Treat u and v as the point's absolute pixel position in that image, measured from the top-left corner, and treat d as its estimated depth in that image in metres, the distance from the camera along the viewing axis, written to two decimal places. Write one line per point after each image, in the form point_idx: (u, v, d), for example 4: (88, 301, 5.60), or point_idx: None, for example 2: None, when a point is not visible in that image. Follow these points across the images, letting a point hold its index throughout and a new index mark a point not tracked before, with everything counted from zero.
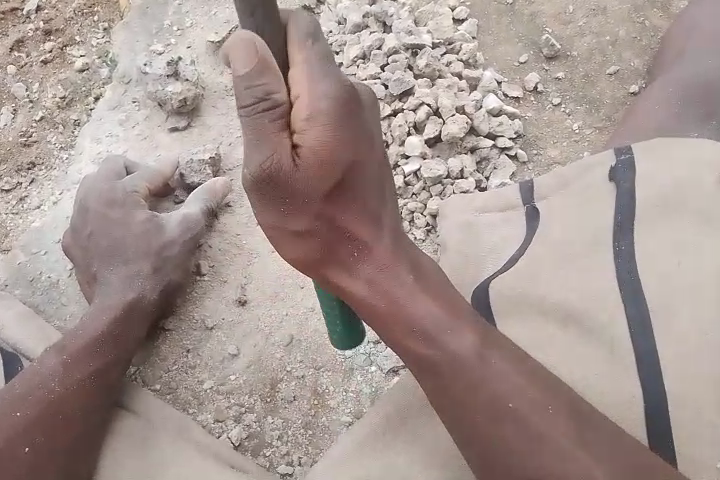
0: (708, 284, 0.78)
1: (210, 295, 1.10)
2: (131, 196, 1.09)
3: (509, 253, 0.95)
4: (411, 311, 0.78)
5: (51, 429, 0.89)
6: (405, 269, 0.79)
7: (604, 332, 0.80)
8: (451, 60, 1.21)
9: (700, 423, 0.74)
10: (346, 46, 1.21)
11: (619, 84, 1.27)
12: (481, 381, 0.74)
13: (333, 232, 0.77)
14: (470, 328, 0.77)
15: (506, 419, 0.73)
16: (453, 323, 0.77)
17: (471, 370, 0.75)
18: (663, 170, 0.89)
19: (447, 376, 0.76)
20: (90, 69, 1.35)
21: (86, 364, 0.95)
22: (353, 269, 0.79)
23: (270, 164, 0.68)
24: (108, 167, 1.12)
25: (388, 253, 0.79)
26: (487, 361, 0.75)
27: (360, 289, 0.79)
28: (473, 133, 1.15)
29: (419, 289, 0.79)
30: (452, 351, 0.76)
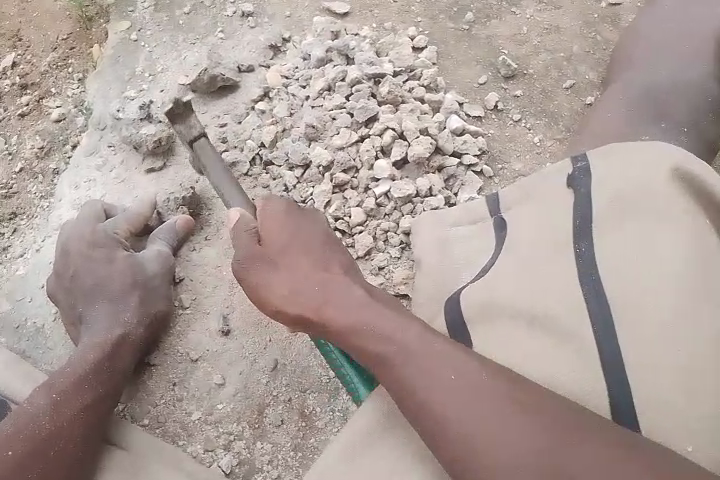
0: (670, 284, 0.82)
1: (193, 327, 1.13)
2: (112, 235, 1.12)
3: (485, 260, 0.99)
4: (361, 319, 0.82)
5: (45, 464, 0.90)
6: (359, 289, 0.86)
7: (571, 329, 0.84)
8: (414, 85, 1.25)
9: (664, 412, 0.77)
10: (313, 79, 1.26)
11: (575, 96, 1.33)
12: (425, 361, 0.77)
13: (291, 277, 0.87)
14: (413, 324, 0.81)
15: (461, 395, 0.74)
16: (392, 318, 0.82)
17: (420, 355, 0.77)
18: (617, 173, 0.93)
19: (395, 365, 0.78)
20: (66, 118, 1.39)
21: (76, 398, 0.97)
22: (313, 304, 0.85)
23: (243, 255, 0.90)
24: (86, 211, 1.15)
25: (341, 281, 0.87)
26: (432, 351, 0.77)
27: (317, 311, 0.84)
28: (439, 152, 1.19)
29: (367, 301, 0.84)
30: (399, 341, 0.79)
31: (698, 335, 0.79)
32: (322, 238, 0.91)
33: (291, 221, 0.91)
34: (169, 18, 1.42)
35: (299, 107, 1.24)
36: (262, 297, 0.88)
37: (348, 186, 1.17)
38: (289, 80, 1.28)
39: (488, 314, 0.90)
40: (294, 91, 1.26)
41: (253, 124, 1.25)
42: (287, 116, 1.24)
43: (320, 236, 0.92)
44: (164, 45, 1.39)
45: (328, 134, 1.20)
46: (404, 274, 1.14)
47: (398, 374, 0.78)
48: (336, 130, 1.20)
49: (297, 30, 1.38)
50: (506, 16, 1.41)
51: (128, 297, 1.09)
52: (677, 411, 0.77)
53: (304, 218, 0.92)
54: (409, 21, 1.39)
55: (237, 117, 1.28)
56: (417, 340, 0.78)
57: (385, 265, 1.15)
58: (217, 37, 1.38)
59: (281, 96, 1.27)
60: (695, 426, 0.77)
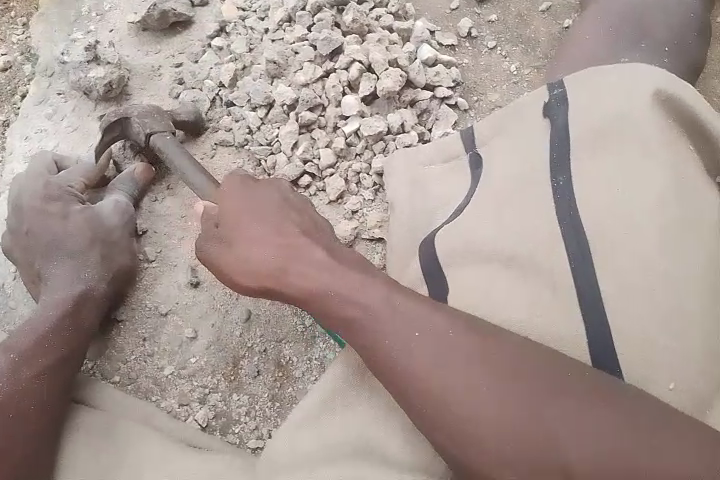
0: (650, 217, 0.78)
1: (161, 281, 1.08)
2: (65, 189, 1.05)
3: (461, 196, 0.95)
4: (325, 282, 0.79)
5: (5, 431, 0.85)
6: (314, 247, 0.82)
7: (547, 268, 0.80)
8: (381, 12, 1.17)
9: (649, 349, 0.74)
10: (271, 10, 1.17)
11: (552, 20, 1.26)
12: (392, 325, 0.73)
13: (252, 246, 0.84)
14: (379, 283, 0.77)
15: (433, 358, 0.71)
16: (356, 278, 0.78)
17: (386, 317, 0.74)
18: (596, 102, 0.88)
19: (363, 330, 0.75)
20: (13, 66, 1.31)
21: (36, 362, 0.92)
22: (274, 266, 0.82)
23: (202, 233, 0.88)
24: (36, 164, 1.08)
25: (301, 244, 0.82)
26: (399, 311, 0.74)
27: (279, 277, 0.81)
28: (411, 86, 1.13)
29: (329, 261, 0.80)
30: (363, 306, 0.76)
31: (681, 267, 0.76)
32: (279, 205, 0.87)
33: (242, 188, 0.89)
34: None
35: (259, 42, 1.16)
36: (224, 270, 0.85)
37: (315, 125, 1.11)
38: (246, 13, 1.20)
39: (464, 255, 0.86)
40: (252, 25, 1.17)
41: (210, 63, 1.17)
42: (246, 52, 1.16)
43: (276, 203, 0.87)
44: None
45: (290, 70, 1.13)
46: (379, 218, 1.09)
47: (369, 341, 0.74)
48: (299, 66, 1.12)
49: None
50: None
51: (87, 252, 1.03)
52: (661, 348, 0.73)
53: (259, 187, 0.89)
54: None
55: (193, 56, 1.19)
56: (381, 302, 0.75)
57: (359, 208, 1.09)
58: None
59: (239, 30, 1.18)
60: (682, 362, 0.73)
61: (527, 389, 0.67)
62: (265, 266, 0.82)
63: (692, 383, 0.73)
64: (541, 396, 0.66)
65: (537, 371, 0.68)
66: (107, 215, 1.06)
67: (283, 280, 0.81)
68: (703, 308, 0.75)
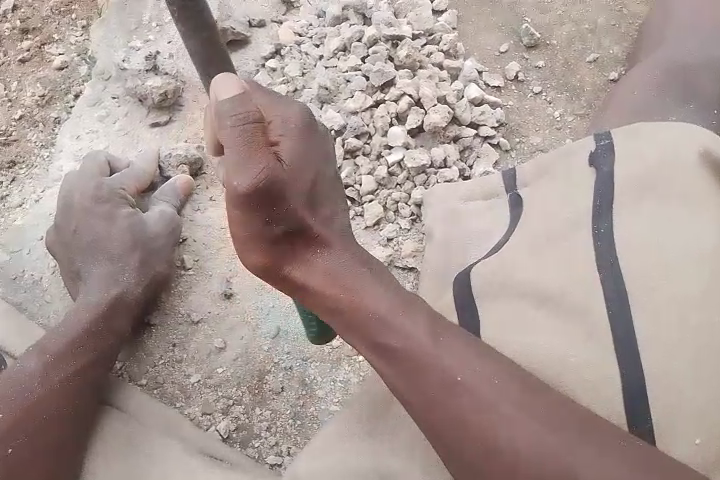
0: (691, 266, 0.79)
1: (195, 289, 1.10)
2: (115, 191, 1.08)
3: (491, 242, 0.97)
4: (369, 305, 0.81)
5: (32, 432, 0.88)
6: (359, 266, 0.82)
7: (583, 307, 0.82)
8: (432, 50, 1.21)
9: (675, 398, 0.76)
10: (327, 39, 1.21)
11: (598, 70, 1.28)
12: (427, 358, 0.77)
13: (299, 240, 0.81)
14: (424, 316, 0.80)
15: (467, 391, 0.75)
16: (400, 306, 0.81)
17: (429, 350, 0.77)
18: (642, 154, 0.90)
19: (402, 356, 0.78)
20: (69, 66, 1.35)
21: (67, 365, 0.95)
22: (315, 268, 0.82)
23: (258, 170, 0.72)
24: (89, 164, 1.11)
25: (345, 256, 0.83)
26: (439, 343, 0.78)
27: (316, 281, 0.82)
28: (456, 122, 1.15)
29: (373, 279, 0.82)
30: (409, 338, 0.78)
31: (717, 320, 0.77)
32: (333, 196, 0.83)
33: (307, 135, 0.77)
34: None
35: (313, 67, 1.20)
36: (246, 254, 0.80)
37: (360, 151, 1.13)
38: (303, 38, 1.23)
39: (498, 291, 0.89)
40: (307, 50, 1.21)
41: (263, 83, 1.20)
42: (299, 76, 1.19)
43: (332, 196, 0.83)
44: None
45: (341, 97, 1.16)
46: (414, 247, 1.10)
47: (407, 371, 0.78)
48: (350, 94, 1.15)
49: None
50: None
51: (127, 255, 1.06)
52: (688, 398, 0.76)
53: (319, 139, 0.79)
54: None
55: (247, 74, 1.22)
56: (424, 332, 0.78)
57: (395, 236, 1.11)
58: None
59: (294, 54, 1.21)
60: (707, 414, 0.75)
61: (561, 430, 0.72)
62: (314, 274, 0.82)
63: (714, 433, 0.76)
64: (583, 440, 0.71)
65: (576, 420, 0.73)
66: (152, 222, 1.08)
67: (312, 279, 0.82)
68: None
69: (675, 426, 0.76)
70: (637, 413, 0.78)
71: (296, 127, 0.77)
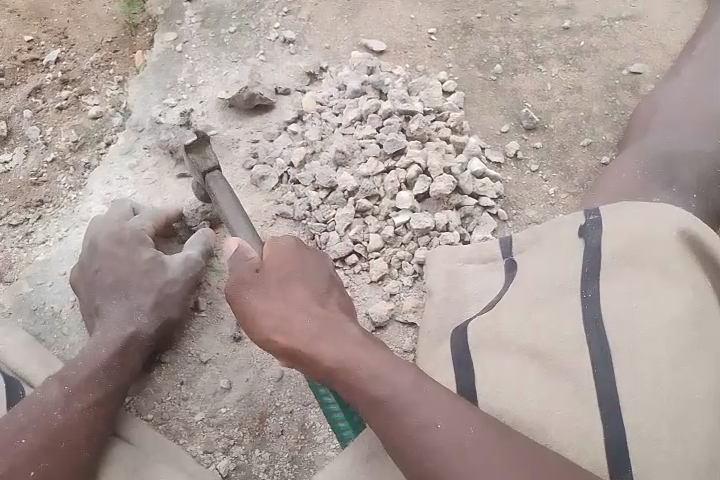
0: (672, 330, 0.89)
1: (207, 331, 1.16)
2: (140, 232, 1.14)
3: (489, 299, 1.06)
4: (355, 365, 0.89)
5: (54, 457, 0.93)
6: (347, 335, 0.92)
7: (571, 365, 0.90)
8: (440, 125, 1.31)
9: (651, 449, 0.84)
10: (346, 109, 1.32)
11: (591, 154, 1.40)
12: (411, 411, 0.84)
13: (287, 312, 0.94)
14: (404, 369, 0.88)
15: (451, 440, 0.82)
16: (383, 363, 0.89)
17: (403, 400, 0.85)
18: (625, 230, 1.00)
19: (387, 409, 0.85)
20: (103, 116, 1.46)
21: (87, 395, 1.00)
22: (308, 338, 0.92)
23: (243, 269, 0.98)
24: (117, 208, 1.19)
25: (334, 326, 0.93)
26: (420, 393, 0.85)
27: (309, 350, 0.91)
28: (459, 192, 1.25)
29: (357, 346, 0.91)
30: (385, 388, 0.86)
31: (692, 381, 0.86)
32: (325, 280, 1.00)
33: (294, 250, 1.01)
34: (214, 34, 1.49)
35: (331, 133, 1.31)
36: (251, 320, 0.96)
37: (370, 212, 1.22)
38: (323, 107, 1.34)
39: (493, 346, 0.96)
40: (327, 118, 1.32)
41: (284, 144, 1.31)
42: (318, 140, 1.30)
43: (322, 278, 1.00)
44: (207, 59, 1.45)
45: (355, 162, 1.26)
46: (414, 304, 1.19)
47: (389, 421, 0.85)
48: (363, 159, 1.26)
49: (335, 61, 1.46)
50: (533, 72, 1.49)
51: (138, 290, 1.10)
52: (668, 450, 0.83)
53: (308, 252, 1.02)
54: (441, 66, 1.48)
55: (269, 135, 1.33)
56: (405, 384, 0.86)
57: (397, 292, 1.20)
58: (258, 58, 1.45)
59: (314, 121, 1.33)
60: (683, 475, 0.83)
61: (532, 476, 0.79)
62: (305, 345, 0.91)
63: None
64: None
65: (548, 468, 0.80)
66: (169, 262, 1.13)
67: (308, 349, 0.91)
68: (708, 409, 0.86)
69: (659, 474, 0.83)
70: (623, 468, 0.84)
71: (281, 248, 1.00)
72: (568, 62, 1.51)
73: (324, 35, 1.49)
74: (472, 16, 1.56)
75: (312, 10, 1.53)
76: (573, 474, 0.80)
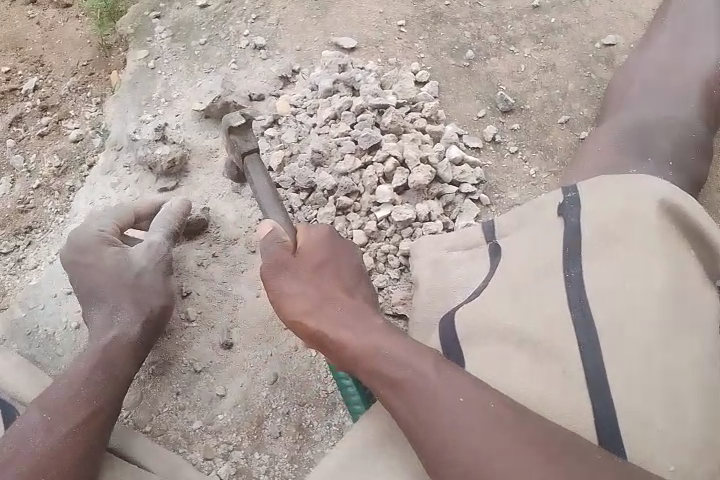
0: (658, 304, 0.90)
1: (198, 340, 1.17)
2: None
3: (472, 288, 1.06)
4: (380, 346, 0.90)
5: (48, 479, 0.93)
6: (375, 322, 0.95)
7: (557, 347, 0.90)
8: (415, 117, 1.32)
9: (645, 425, 0.84)
10: (320, 109, 1.32)
11: (569, 130, 1.39)
12: (431, 389, 0.85)
13: (319, 299, 0.97)
14: (429, 353, 0.89)
15: (462, 419, 0.83)
16: (407, 347, 0.90)
17: (425, 380, 0.86)
18: (606, 205, 0.99)
19: (407, 389, 0.86)
20: (84, 139, 1.47)
21: (77, 413, 0.99)
22: (334, 322, 0.95)
23: (275, 253, 1.00)
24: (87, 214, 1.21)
25: (360, 314, 0.96)
26: (442, 373, 0.86)
27: (335, 334, 0.94)
28: (439, 181, 1.25)
29: (383, 331, 0.93)
30: (411, 369, 0.87)
31: (678, 358, 0.87)
32: (355, 273, 1.03)
33: (328, 237, 1.03)
34: (186, 47, 1.50)
35: (307, 134, 1.31)
36: (282, 305, 0.99)
37: (351, 208, 1.23)
38: (298, 109, 1.35)
39: (478, 333, 0.95)
40: (302, 119, 1.32)
41: (262, 149, 1.32)
42: (295, 142, 1.30)
43: (354, 271, 1.03)
44: (181, 73, 1.46)
45: (332, 160, 1.26)
46: (403, 296, 1.19)
47: (407, 398, 0.86)
48: (340, 157, 1.25)
49: (307, 62, 1.46)
50: (505, 54, 1.49)
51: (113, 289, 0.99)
52: (659, 426, 0.84)
53: (341, 241, 1.04)
54: (413, 57, 1.48)
55: None
56: (427, 366, 0.87)
57: (385, 286, 1.19)
58: (231, 67, 1.46)
59: (290, 123, 1.33)
60: (673, 449, 0.84)
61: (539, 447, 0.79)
62: (331, 328, 0.94)
63: (680, 460, 0.84)
64: (555, 453, 0.79)
65: (554, 434, 0.81)
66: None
67: (333, 333, 0.94)
68: (700, 387, 0.87)
69: (649, 451, 0.84)
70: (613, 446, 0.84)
71: (315, 233, 1.02)
72: (540, 41, 1.50)
73: (295, 38, 1.50)
74: (441, 4, 1.56)
75: (281, 13, 1.53)
76: (575, 439, 0.81)
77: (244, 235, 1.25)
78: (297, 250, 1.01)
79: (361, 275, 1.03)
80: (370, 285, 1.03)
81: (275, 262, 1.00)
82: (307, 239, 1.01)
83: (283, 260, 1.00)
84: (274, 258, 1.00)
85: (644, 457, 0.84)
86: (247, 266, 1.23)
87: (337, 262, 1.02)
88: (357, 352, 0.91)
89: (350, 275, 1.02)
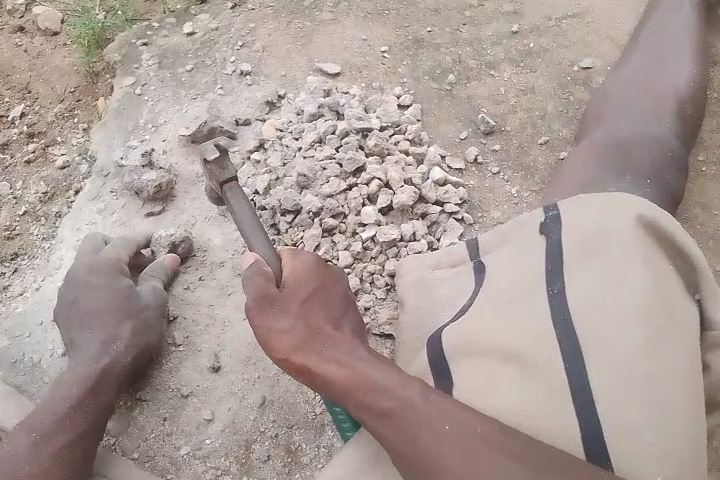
0: (642, 317, 0.91)
1: (185, 364, 1.18)
2: (95, 264, 1.18)
3: (462, 301, 1.07)
4: (371, 381, 0.89)
5: None
6: (364, 353, 0.93)
7: (542, 363, 0.91)
8: (399, 139, 1.35)
9: (632, 438, 0.85)
10: (304, 133, 1.34)
11: (549, 151, 1.42)
12: (420, 417, 0.86)
13: (308, 332, 0.93)
14: (417, 381, 0.89)
15: (449, 444, 0.83)
16: (396, 376, 0.90)
17: (416, 410, 0.86)
18: (586, 222, 1.02)
19: (398, 420, 0.86)
20: (70, 165, 1.48)
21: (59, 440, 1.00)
22: (324, 356, 0.92)
23: (259, 287, 0.93)
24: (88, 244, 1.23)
25: (348, 346, 0.94)
26: (430, 401, 0.87)
27: (325, 369, 0.91)
28: (423, 201, 1.27)
29: (374, 362, 0.92)
30: (401, 398, 0.87)
31: (662, 371, 0.88)
32: (343, 299, 0.99)
33: (315, 266, 0.97)
34: (173, 74, 1.52)
35: (293, 157, 1.33)
36: (269, 340, 0.94)
37: (337, 230, 1.25)
38: (283, 133, 1.37)
39: (465, 350, 0.97)
40: (288, 143, 1.34)
41: (248, 173, 1.33)
42: (280, 166, 1.32)
43: (341, 297, 0.99)
44: (167, 99, 1.48)
45: (318, 183, 1.27)
46: (389, 314, 1.20)
47: (398, 427, 0.86)
48: (325, 179, 1.27)
49: (292, 87, 1.49)
50: (486, 78, 1.52)
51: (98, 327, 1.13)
52: (647, 438, 0.85)
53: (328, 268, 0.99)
54: (395, 81, 1.51)
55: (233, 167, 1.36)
56: (415, 394, 0.87)
57: (371, 306, 1.20)
58: (217, 92, 1.48)
59: (275, 147, 1.35)
60: (660, 460, 0.85)
61: (522, 467, 0.81)
62: (322, 364, 0.92)
63: (666, 470, 0.85)
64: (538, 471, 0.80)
65: (538, 453, 0.82)
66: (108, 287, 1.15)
67: (324, 368, 0.91)
68: (684, 397, 0.88)
69: (635, 463, 0.85)
70: (598, 458, 0.86)
71: (303, 263, 0.96)
72: (520, 65, 1.54)
73: (280, 64, 1.52)
74: (423, 30, 1.59)
75: (265, 40, 1.57)
76: (557, 456, 0.82)
77: (231, 258, 1.26)
78: (282, 282, 0.95)
79: (348, 301, 1.00)
80: (356, 310, 1.01)
81: (261, 296, 0.93)
82: (293, 269, 0.96)
83: (268, 294, 0.93)
84: (259, 292, 0.93)
85: (632, 468, 0.85)
86: (234, 289, 1.23)
87: (325, 292, 0.97)
88: (348, 388, 0.89)
89: (338, 304, 0.98)
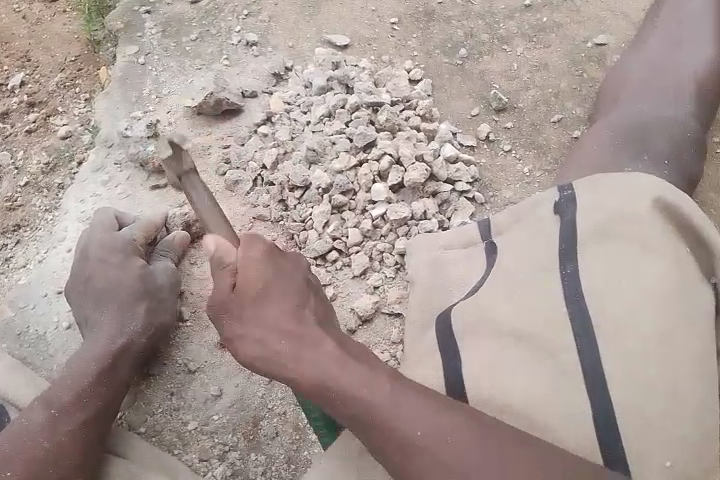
0: (657, 300, 0.90)
1: (192, 340, 1.17)
2: (108, 240, 1.16)
3: (478, 274, 1.06)
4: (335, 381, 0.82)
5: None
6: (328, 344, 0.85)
7: (554, 344, 0.90)
8: (409, 115, 1.32)
9: (645, 421, 0.84)
10: (313, 106, 1.32)
11: (562, 129, 1.40)
12: (389, 421, 0.79)
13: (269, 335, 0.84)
14: (383, 376, 0.82)
15: (429, 453, 0.77)
16: (362, 373, 0.82)
17: (386, 412, 0.79)
18: (602, 203, 1.00)
19: (371, 426, 0.80)
20: (72, 135, 1.44)
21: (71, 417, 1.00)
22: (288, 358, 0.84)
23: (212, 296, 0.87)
24: (101, 219, 1.19)
25: (311, 342, 0.84)
26: (398, 403, 0.80)
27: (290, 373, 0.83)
28: (434, 179, 1.25)
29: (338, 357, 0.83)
30: (366, 398, 0.80)
31: (673, 354, 0.87)
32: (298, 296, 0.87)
33: (267, 257, 0.87)
34: (177, 43, 1.48)
35: (301, 132, 1.30)
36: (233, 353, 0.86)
37: (346, 207, 1.23)
38: (291, 106, 1.34)
39: (477, 331, 0.96)
40: (296, 117, 1.32)
41: (255, 146, 1.30)
42: (289, 140, 1.28)
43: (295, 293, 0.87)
44: (172, 69, 1.45)
45: (327, 158, 1.25)
46: (399, 293, 1.19)
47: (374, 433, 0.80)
48: (335, 154, 1.25)
49: (300, 59, 1.45)
50: (498, 52, 1.49)
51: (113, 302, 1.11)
52: (660, 422, 0.84)
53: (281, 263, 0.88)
54: (405, 55, 1.47)
55: (240, 140, 1.32)
56: (382, 393, 0.80)
57: (380, 284, 1.19)
58: (222, 63, 1.45)
59: (284, 121, 1.32)
60: (673, 443, 0.84)
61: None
62: (286, 368, 0.83)
63: (680, 454, 0.84)
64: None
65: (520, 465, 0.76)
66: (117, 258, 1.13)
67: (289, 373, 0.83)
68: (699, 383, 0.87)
69: (650, 446, 0.84)
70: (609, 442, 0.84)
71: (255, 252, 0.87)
72: (533, 40, 1.51)
73: (287, 35, 1.49)
74: (434, 2, 1.55)
75: (273, 10, 1.53)
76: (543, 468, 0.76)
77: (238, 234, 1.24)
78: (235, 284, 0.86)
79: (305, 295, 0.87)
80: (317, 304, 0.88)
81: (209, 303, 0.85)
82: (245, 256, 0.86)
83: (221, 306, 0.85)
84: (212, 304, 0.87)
85: (646, 452, 0.84)
86: None
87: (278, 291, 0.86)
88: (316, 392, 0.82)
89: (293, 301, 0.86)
